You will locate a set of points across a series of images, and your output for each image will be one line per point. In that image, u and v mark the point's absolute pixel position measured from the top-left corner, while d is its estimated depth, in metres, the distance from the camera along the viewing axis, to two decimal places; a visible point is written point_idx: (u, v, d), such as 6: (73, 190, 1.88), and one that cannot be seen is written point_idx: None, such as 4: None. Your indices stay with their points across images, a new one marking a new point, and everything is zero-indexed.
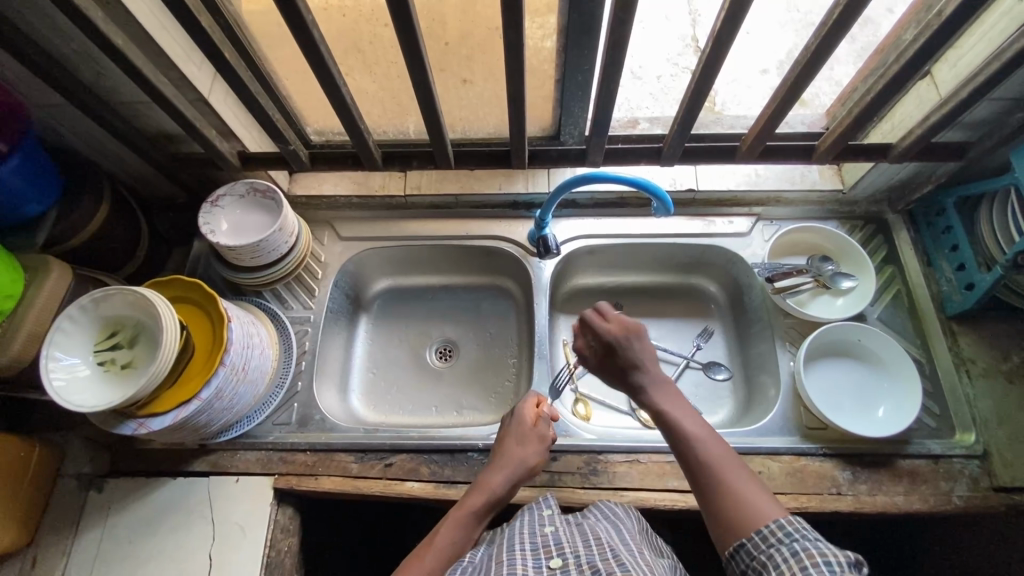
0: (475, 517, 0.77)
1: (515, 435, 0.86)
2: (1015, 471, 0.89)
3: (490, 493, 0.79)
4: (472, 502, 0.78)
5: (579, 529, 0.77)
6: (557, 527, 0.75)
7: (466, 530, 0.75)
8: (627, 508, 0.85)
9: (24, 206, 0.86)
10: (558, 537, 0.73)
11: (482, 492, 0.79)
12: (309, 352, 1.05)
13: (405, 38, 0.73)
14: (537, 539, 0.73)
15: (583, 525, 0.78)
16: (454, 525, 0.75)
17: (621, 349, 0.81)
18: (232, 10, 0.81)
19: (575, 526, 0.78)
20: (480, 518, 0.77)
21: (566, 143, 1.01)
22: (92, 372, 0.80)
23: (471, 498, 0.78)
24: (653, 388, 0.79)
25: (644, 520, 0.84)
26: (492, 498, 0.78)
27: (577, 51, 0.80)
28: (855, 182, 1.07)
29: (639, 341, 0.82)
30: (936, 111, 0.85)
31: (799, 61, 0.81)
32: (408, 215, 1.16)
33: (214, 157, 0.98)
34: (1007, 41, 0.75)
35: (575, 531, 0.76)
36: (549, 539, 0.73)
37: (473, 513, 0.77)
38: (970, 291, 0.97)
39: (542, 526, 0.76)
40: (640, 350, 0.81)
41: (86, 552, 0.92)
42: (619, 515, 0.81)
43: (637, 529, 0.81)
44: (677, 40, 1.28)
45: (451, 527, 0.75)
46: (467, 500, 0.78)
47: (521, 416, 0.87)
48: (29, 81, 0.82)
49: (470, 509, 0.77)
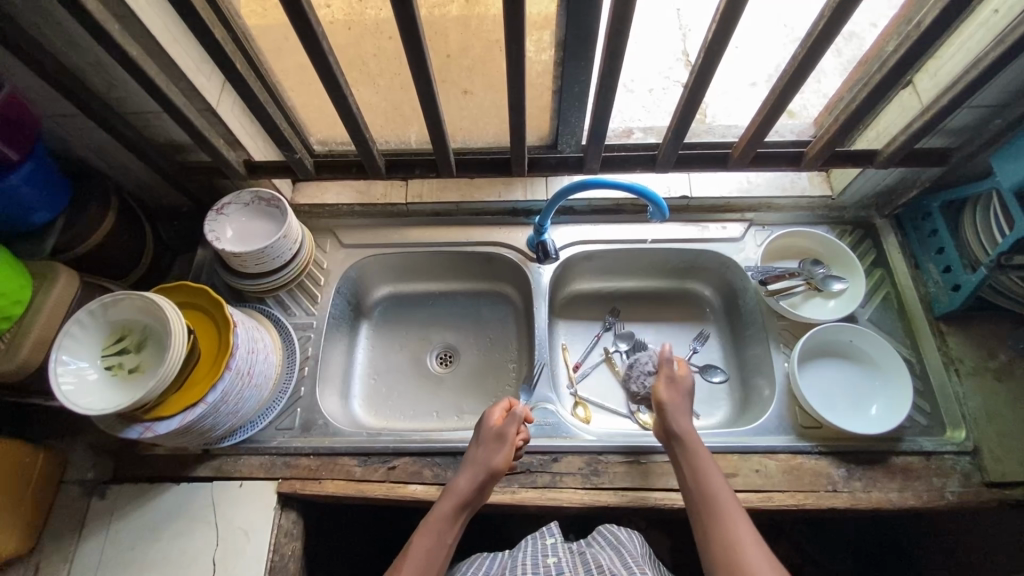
0: (446, 522, 0.81)
1: (479, 439, 0.89)
2: (1006, 466, 0.92)
3: (456, 497, 0.82)
4: (441, 508, 0.82)
5: (582, 559, 0.85)
6: (559, 559, 0.84)
7: (438, 535, 0.80)
8: (630, 531, 0.90)
9: (31, 214, 0.88)
10: (561, 569, 0.82)
11: (450, 497, 0.83)
12: (312, 358, 1.07)
13: (411, 48, 0.76)
14: (541, 569, 0.82)
15: (585, 553, 0.86)
16: (427, 534, 0.80)
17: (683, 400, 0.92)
18: (241, 22, 0.84)
19: (578, 555, 0.86)
20: (452, 520, 0.82)
21: (564, 152, 1.05)
22: (100, 375, 0.81)
23: (440, 505, 0.83)
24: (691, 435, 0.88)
25: (648, 545, 0.89)
26: (458, 501, 0.82)
27: (574, 62, 0.83)
28: (844, 188, 1.11)
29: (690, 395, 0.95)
30: (919, 118, 0.89)
31: (787, 71, 0.85)
32: (409, 223, 1.19)
33: (220, 166, 1.00)
34: (983, 50, 0.79)
35: (577, 562, 0.85)
36: (552, 570, 0.82)
37: (443, 519, 0.81)
38: (956, 292, 1.00)
39: (545, 557, 0.85)
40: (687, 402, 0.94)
41: (88, 559, 0.91)
42: (624, 539, 0.87)
43: (642, 553, 0.86)
44: (668, 55, 1.33)
45: (427, 537, 0.79)
46: (436, 508, 0.83)
47: (484, 420, 0.90)
48: (41, 92, 0.84)
49: (440, 514, 0.82)
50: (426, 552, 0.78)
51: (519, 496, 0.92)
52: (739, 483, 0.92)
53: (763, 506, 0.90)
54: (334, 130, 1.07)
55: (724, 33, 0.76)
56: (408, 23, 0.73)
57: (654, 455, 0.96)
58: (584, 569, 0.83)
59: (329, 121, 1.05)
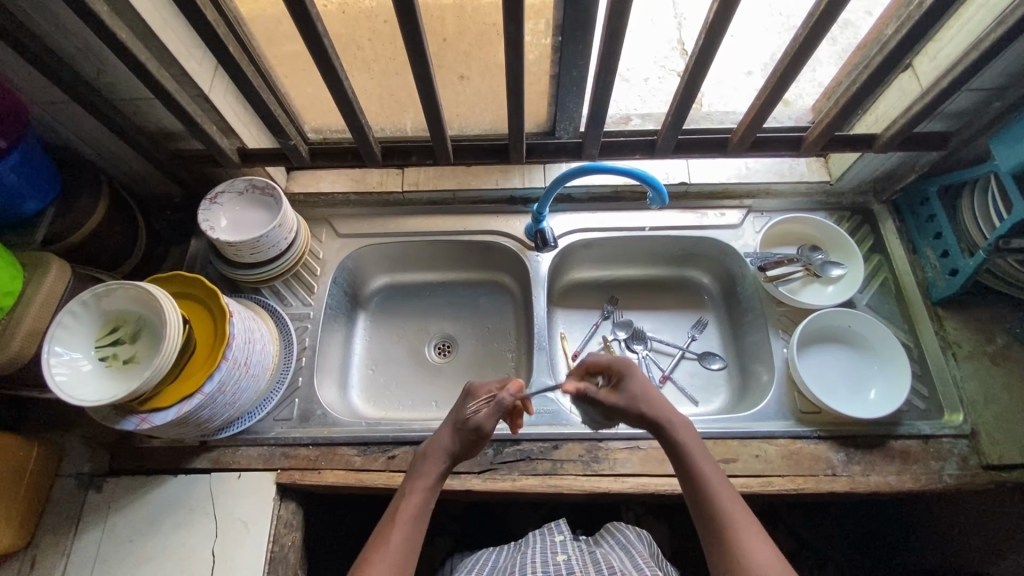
0: (432, 488, 0.80)
1: (459, 412, 0.84)
2: (1003, 449, 0.92)
3: (439, 466, 0.81)
4: (424, 480, 0.80)
5: (592, 556, 0.86)
6: (569, 556, 0.85)
7: (419, 505, 0.78)
8: (638, 530, 0.91)
9: (20, 203, 0.87)
10: (570, 566, 0.82)
11: (432, 470, 0.81)
12: (309, 348, 1.06)
13: (409, 33, 0.76)
14: (550, 566, 0.83)
15: (595, 551, 0.86)
16: (414, 500, 0.78)
17: (636, 379, 0.84)
18: (228, 3, 0.81)
19: (587, 553, 0.86)
20: (432, 491, 0.80)
21: (561, 138, 1.04)
22: (93, 366, 0.80)
23: (423, 474, 0.81)
24: (675, 422, 0.82)
25: (655, 543, 0.90)
26: (440, 470, 0.81)
27: (572, 46, 0.82)
28: (841, 174, 1.11)
29: (632, 374, 0.85)
30: (918, 101, 0.89)
31: (785, 57, 0.84)
32: (406, 211, 1.18)
33: (215, 154, 0.99)
34: (983, 32, 0.78)
35: (587, 560, 0.84)
36: (562, 566, 0.82)
37: (427, 490, 0.79)
38: (954, 276, 1.00)
39: (555, 554, 0.85)
40: (641, 377, 0.85)
41: (85, 552, 0.90)
42: (633, 538, 0.87)
43: (649, 552, 0.87)
44: (663, 43, 1.31)
45: (410, 506, 0.77)
46: (416, 476, 0.81)
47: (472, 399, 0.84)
48: (29, 77, 0.82)
49: (423, 485, 0.80)
50: (411, 524, 0.76)
51: (519, 483, 0.92)
52: (740, 468, 0.92)
53: (763, 491, 0.90)
54: (329, 118, 1.05)
55: (724, 17, 0.76)
56: (405, 7, 0.71)
57: (654, 442, 0.95)
58: (595, 568, 0.82)
59: (323, 109, 1.04)
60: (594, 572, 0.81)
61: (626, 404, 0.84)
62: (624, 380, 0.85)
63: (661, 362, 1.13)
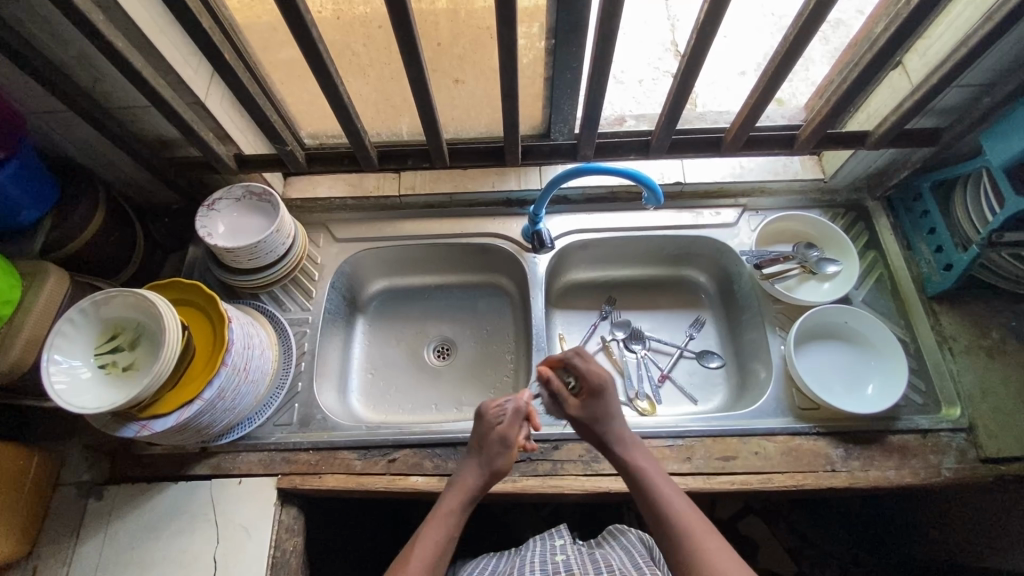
0: (457, 515, 0.82)
1: (478, 434, 0.87)
2: (1001, 442, 0.92)
3: (465, 490, 0.84)
4: (448, 503, 0.83)
5: (591, 557, 0.86)
6: (568, 556, 0.85)
7: (445, 529, 0.81)
8: (640, 534, 0.90)
9: (19, 212, 0.87)
10: (569, 564, 0.83)
11: (459, 493, 0.84)
12: (308, 353, 1.06)
13: (403, 38, 0.76)
14: (549, 565, 0.83)
15: (595, 552, 0.87)
16: (437, 528, 0.81)
17: (608, 401, 0.89)
18: (224, 10, 0.82)
19: (587, 554, 0.87)
20: (461, 513, 0.83)
21: (556, 140, 1.05)
22: (93, 374, 0.80)
23: (448, 499, 0.84)
24: (627, 441, 0.86)
25: (657, 547, 0.89)
26: (466, 496, 0.83)
27: (566, 49, 0.82)
28: (835, 171, 1.12)
29: (606, 391, 0.89)
30: (909, 98, 0.89)
31: (777, 55, 0.84)
32: (403, 215, 1.18)
33: (211, 160, 0.99)
34: (971, 29, 0.79)
35: (586, 559, 0.85)
36: (560, 565, 0.83)
37: (452, 514, 0.82)
38: (949, 271, 1.00)
39: (554, 555, 0.86)
40: (611, 399, 0.89)
41: (87, 560, 0.90)
42: (633, 540, 0.88)
43: (649, 554, 0.87)
44: (657, 45, 1.32)
45: (433, 531, 0.80)
46: (442, 503, 0.83)
47: (483, 417, 0.87)
48: (25, 87, 0.82)
49: (447, 510, 0.82)
50: (433, 546, 0.79)
51: (520, 484, 0.92)
52: (740, 465, 0.93)
53: (763, 488, 0.91)
54: (325, 123, 1.06)
55: (715, 17, 0.76)
56: (399, 12, 0.72)
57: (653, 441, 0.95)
58: (593, 567, 0.82)
59: (318, 114, 1.04)
60: (592, 570, 0.82)
61: (584, 414, 0.89)
62: (595, 394, 0.89)
63: (659, 361, 1.14)
